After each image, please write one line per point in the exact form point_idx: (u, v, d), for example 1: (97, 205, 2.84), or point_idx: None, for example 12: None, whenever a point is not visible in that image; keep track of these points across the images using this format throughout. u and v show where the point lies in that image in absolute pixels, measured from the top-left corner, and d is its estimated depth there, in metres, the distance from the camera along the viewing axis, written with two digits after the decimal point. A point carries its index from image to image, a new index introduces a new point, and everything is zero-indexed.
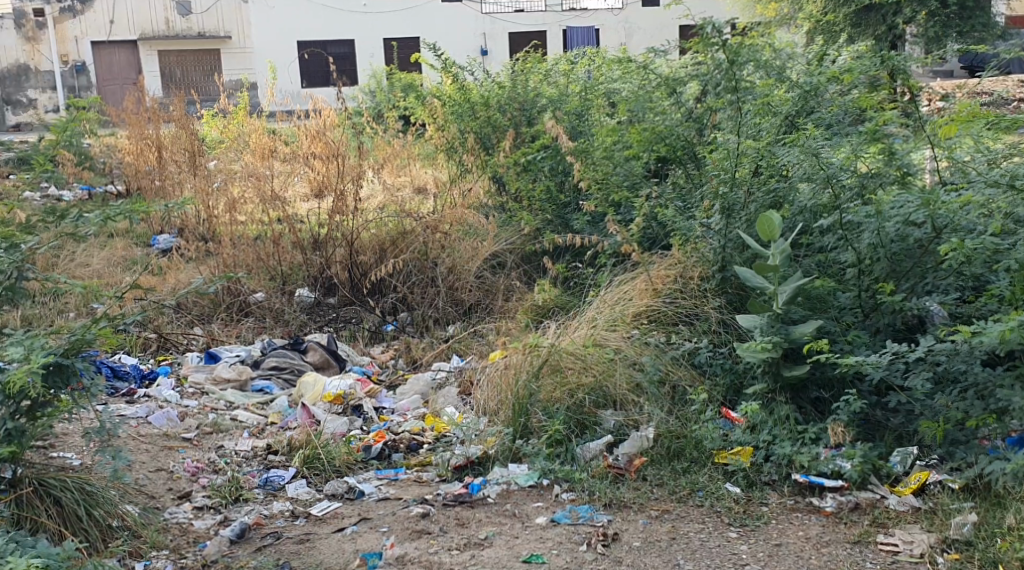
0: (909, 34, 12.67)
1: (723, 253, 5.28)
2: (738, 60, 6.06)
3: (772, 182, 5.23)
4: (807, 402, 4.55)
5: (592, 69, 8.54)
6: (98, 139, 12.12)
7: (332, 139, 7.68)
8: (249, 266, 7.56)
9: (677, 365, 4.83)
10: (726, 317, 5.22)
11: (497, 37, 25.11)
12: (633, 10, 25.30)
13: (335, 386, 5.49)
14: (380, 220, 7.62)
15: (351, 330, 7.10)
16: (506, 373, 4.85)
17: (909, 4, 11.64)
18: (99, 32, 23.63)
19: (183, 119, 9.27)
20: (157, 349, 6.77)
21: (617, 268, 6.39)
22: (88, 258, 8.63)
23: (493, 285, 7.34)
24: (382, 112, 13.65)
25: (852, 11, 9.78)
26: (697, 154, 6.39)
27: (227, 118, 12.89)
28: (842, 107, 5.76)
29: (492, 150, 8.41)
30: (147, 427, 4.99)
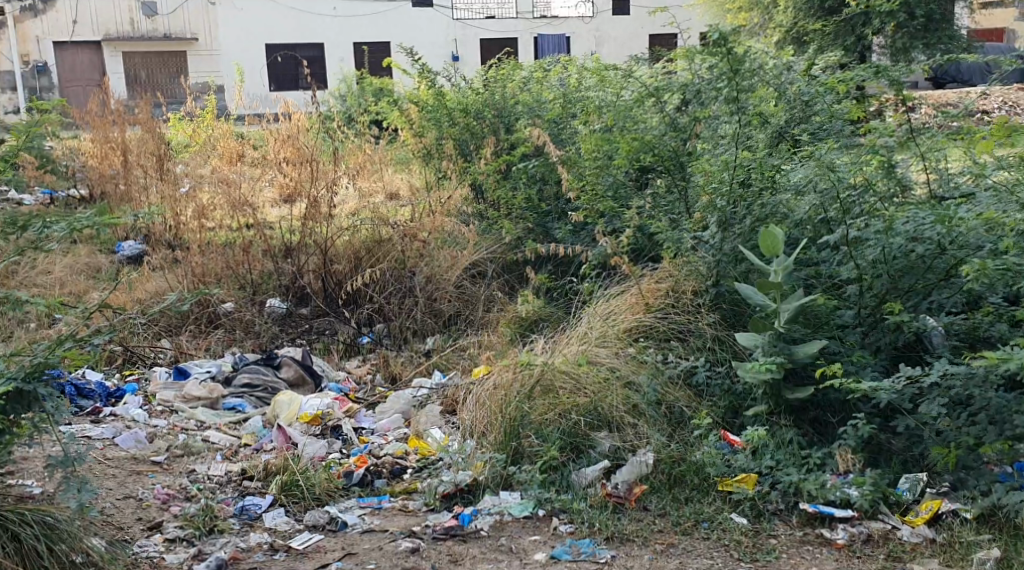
0: (876, 44, 12.84)
1: (717, 267, 5.07)
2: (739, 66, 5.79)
3: (770, 195, 5.03)
4: (808, 424, 4.37)
5: (567, 76, 8.32)
6: (59, 141, 11.74)
7: (303, 145, 7.50)
8: (218, 276, 7.32)
9: (673, 385, 4.63)
10: (723, 334, 4.99)
11: (468, 42, 25.16)
12: (603, 18, 25.79)
13: (313, 405, 5.24)
14: (354, 225, 7.39)
15: (324, 343, 6.85)
16: (494, 394, 4.62)
17: (876, 13, 11.76)
18: (60, 33, 22.85)
19: (148, 122, 8.92)
20: (122, 362, 6.51)
21: (603, 280, 6.21)
22: (49, 266, 8.29)
23: (474, 295, 7.09)
24: (351, 115, 13.45)
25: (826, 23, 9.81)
26: (685, 163, 6.15)
27: (192, 122, 12.52)
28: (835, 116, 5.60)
29: (471, 156, 8.21)
30: (113, 450, 4.72)
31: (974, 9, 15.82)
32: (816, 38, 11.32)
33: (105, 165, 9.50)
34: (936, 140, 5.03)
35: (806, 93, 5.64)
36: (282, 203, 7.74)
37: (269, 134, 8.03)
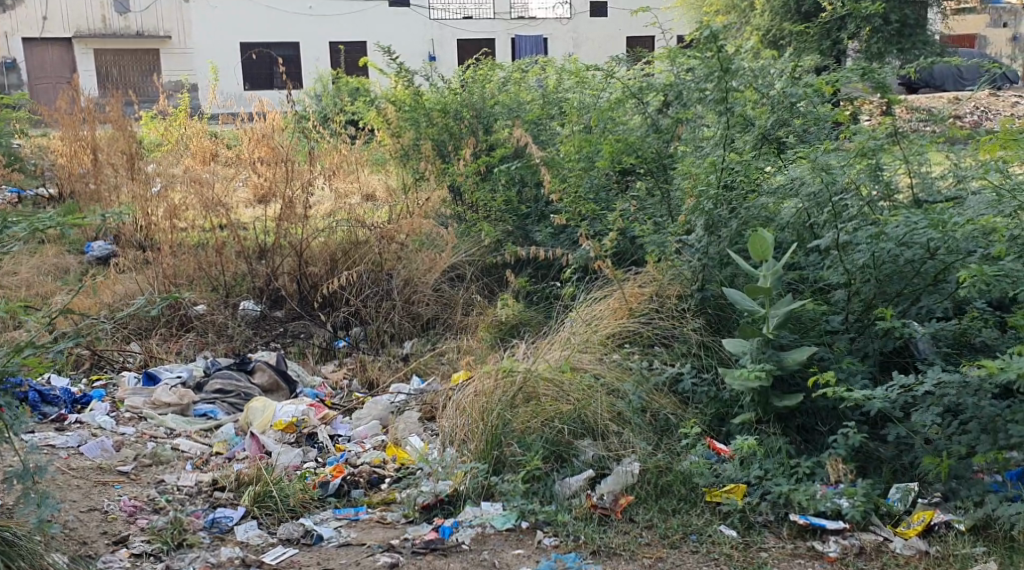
0: (852, 50, 12.92)
1: (703, 271, 4.95)
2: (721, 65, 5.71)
3: (755, 198, 4.91)
4: (797, 432, 4.28)
5: (546, 78, 8.28)
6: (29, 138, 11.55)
7: (278, 144, 7.26)
8: (190, 277, 7.14)
9: (659, 393, 4.52)
10: (708, 339, 4.89)
11: (445, 43, 25.09)
12: (580, 20, 25.76)
13: (287, 412, 5.10)
14: (330, 227, 7.21)
15: (300, 346, 6.70)
16: (474, 401, 4.48)
17: (851, 19, 11.84)
18: (31, 29, 22.61)
19: (120, 120, 8.72)
20: (91, 367, 6.35)
21: (583, 283, 6.09)
22: (16, 266, 8.11)
23: (452, 298, 6.98)
24: (327, 114, 13.31)
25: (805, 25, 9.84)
26: (668, 166, 6.08)
27: (164, 121, 12.30)
28: (820, 120, 5.50)
29: (449, 157, 8.06)
30: (78, 459, 4.58)
31: (948, 14, 15.95)
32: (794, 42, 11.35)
33: (74, 164, 9.28)
34: (922, 142, 4.97)
35: (792, 95, 5.44)
36: (257, 203, 7.48)
37: (242, 134, 7.87)
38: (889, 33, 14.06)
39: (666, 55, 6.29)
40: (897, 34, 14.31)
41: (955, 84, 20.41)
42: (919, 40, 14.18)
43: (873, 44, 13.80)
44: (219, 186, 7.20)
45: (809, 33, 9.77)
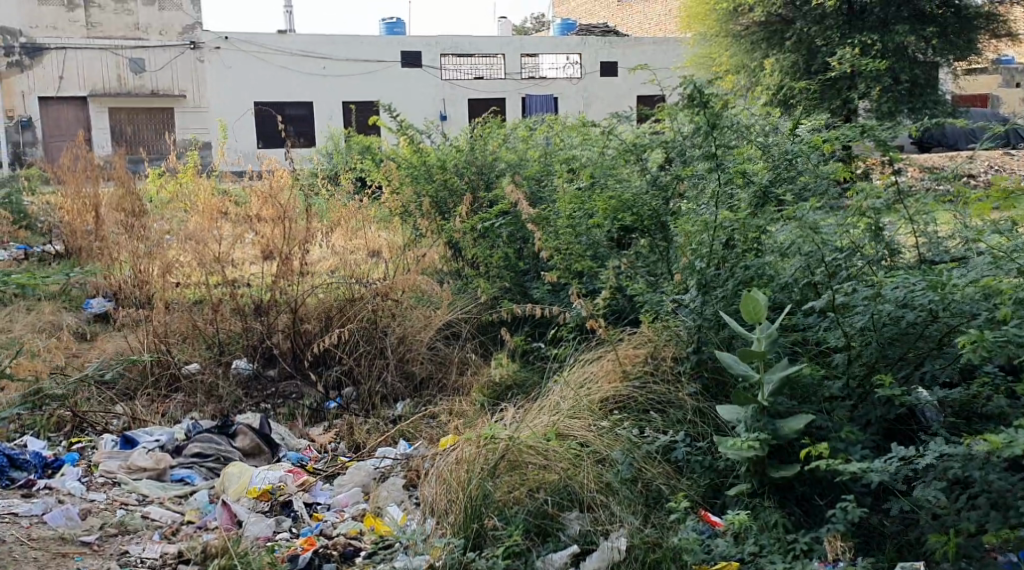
0: (861, 109, 12.90)
1: (698, 332, 4.71)
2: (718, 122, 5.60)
3: (755, 256, 4.73)
4: (795, 504, 4.04)
5: (553, 136, 8.17)
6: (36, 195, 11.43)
7: (281, 201, 7.08)
8: (184, 335, 6.90)
9: (651, 461, 4.28)
10: (704, 405, 4.66)
11: (456, 102, 25.22)
12: (591, 80, 26.15)
13: (263, 478, 4.90)
14: (329, 283, 7.00)
15: (289, 408, 6.46)
16: (456, 469, 4.26)
17: (860, 78, 11.83)
18: (48, 87, 22.04)
19: (123, 178, 8.56)
20: (72, 431, 6.11)
21: (580, 344, 5.82)
22: (9, 324, 7.92)
23: (447, 357, 6.75)
24: (337, 172, 13.24)
25: (814, 82, 9.76)
26: (667, 223, 5.79)
27: (172, 180, 12.15)
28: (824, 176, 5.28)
29: (449, 215, 7.80)
30: (40, 528, 4.38)
31: (959, 73, 15.91)
32: (803, 101, 11.30)
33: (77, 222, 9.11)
34: (926, 202, 4.77)
35: (791, 151, 5.37)
36: (260, 260, 7.30)
37: (249, 191, 7.57)
38: (898, 93, 14.11)
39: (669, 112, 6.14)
40: (907, 95, 14.34)
41: (967, 142, 20.39)
42: (930, 100, 14.16)
43: (883, 102, 13.84)
44: (219, 244, 7.00)
45: (816, 92, 9.72)
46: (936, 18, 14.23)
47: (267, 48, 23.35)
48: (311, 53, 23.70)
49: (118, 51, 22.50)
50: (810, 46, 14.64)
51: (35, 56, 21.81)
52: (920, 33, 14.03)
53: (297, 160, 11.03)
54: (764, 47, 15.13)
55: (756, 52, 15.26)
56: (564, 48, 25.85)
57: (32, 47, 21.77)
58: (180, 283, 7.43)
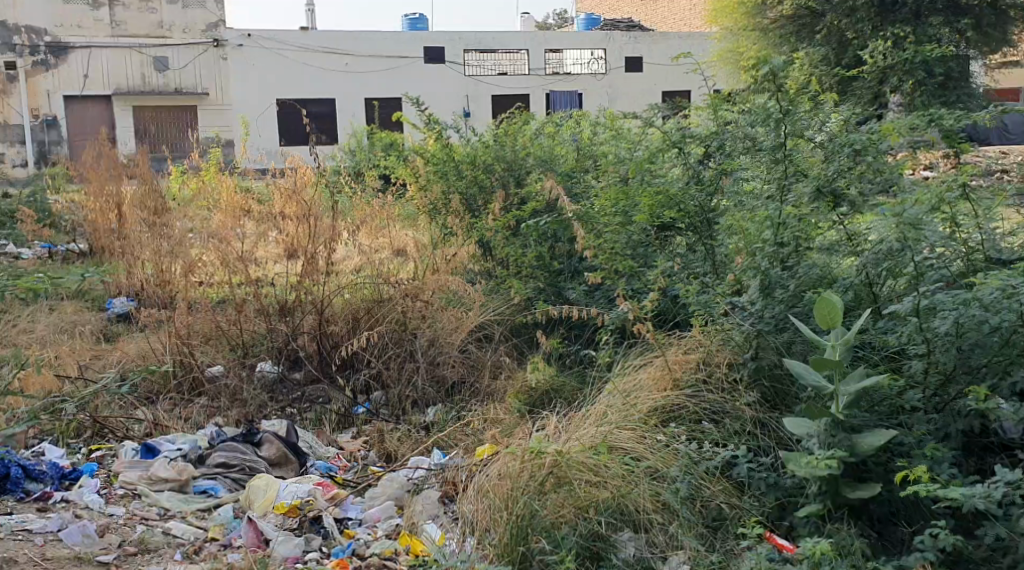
0: (894, 103, 12.52)
1: (756, 338, 4.45)
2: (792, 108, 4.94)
3: (810, 256, 4.52)
4: (871, 526, 3.81)
5: (582, 131, 7.81)
6: (62, 194, 11.18)
7: (305, 199, 6.79)
8: (206, 337, 6.59)
9: (712, 479, 4.08)
10: (764, 416, 4.38)
11: (480, 98, 24.88)
12: (616, 76, 25.67)
13: (291, 493, 4.62)
14: (355, 283, 6.73)
15: (316, 413, 6.16)
16: (499, 485, 4.00)
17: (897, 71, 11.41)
18: (72, 85, 21.93)
19: (145, 176, 8.24)
20: (92, 437, 5.80)
21: (621, 347, 5.56)
22: (31, 323, 7.67)
23: (478, 361, 6.41)
24: (361, 170, 12.95)
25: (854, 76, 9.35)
26: (713, 220, 5.54)
27: (195, 178, 11.84)
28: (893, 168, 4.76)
29: (479, 212, 7.50)
30: (55, 547, 4.19)
31: (993, 65, 15.48)
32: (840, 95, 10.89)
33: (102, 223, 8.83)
34: (1000, 198, 4.45)
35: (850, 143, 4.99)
36: (285, 259, 6.85)
37: (272, 187, 7.18)
38: (934, 86, 13.63)
39: (709, 105, 5.83)
40: (942, 88, 13.92)
41: (1000, 137, 19.83)
42: (965, 94, 13.74)
43: (917, 96, 13.42)
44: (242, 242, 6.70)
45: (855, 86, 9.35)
46: (970, 8, 13.78)
47: (290, 46, 23.16)
48: (332, 48, 23.42)
49: (142, 50, 22.31)
50: (839, 40, 14.26)
51: (59, 54, 21.70)
52: (954, 26, 13.54)
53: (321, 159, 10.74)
54: (794, 41, 14.97)
55: (786, 46, 14.84)
56: (589, 43, 25.38)
57: (56, 46, 21.65)
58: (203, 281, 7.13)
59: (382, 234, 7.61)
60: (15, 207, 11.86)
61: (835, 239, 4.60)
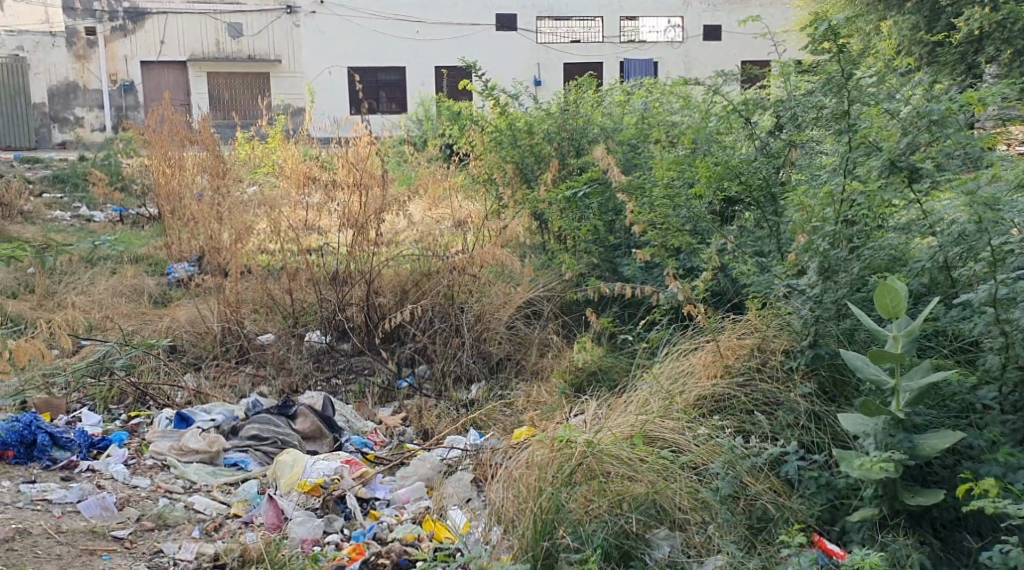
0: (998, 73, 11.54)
1: (815, 323, 4.17)
2: (867, 76, 4.56)
3: (879, 237, 4.18)
4: (933, 533, 3.63)
5: (650, 100, 7.39)
6: (132, 156, 11.18)
7: (366, 168, 6.47)
8: (259, 307, 6.52)
9: (757, 476, 3.89)
10: (820, 409, 4.10)
11: (551, 67, 24.09)
12: (693, 44, 24.57)
13: (317, 471, 4.45)
14: (408, 255, 6.49)
15: (360, 384, 5.97)
16: (526, 474, 3.90)
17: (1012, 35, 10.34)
18: (148, 51, 22.18)
19: (209, 142, 8.10)
20: (133, 403, 5.56)
21: (675, 328, 5.28)
22: (88, 281, 7.63)
23: (527, 338, 6.14)
24: (428, 139, 12.66)
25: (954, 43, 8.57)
26: (778, 195, 5.21)
27: (263, 145, 11.69)
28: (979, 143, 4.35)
29: (534, 182, 7.19)
30: (72, 519, 4.12)
31: None
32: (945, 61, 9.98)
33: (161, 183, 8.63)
34: None
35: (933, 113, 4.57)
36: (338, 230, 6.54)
37: (338, 155, 6.87)
38: None
39: (780, 72, 5.46)
40: None
41: None
42: None
43: None
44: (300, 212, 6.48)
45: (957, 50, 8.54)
46: None
47: (363, 13, 22.91)
48: (404, 16, 23.12)
49: (217, 16, 22.34)
50: None
51: (137, 20, 21.92)
52: None
53: (385, 127, 10.49)
54: None
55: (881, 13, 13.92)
56: (665, 10, 24.38)
57: (134, 12, 21.87)
58: (261, 248, 6.85)
59: (443, 203, 7.71)
60: (87, 170, 11.89)
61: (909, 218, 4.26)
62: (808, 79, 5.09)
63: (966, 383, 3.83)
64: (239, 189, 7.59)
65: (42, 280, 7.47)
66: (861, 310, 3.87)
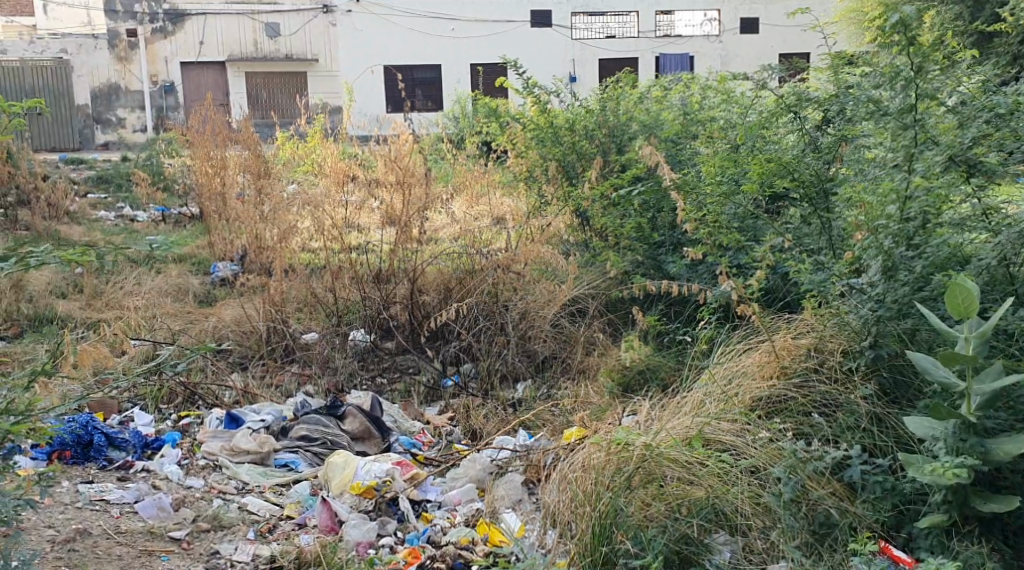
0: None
1: (875, 323, 4.12)
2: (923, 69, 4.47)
3: (940, 233, 4.06)
4: (1004, 540, 3.61)
5: (690, 95, 7.27)
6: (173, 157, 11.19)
7: (407, 164, 6.44)
8: (303, 305, 6.44)
9: (820, 480, 3.86)
10: (881, 411, 4.07)
11: (587, 64, 23.97)
12: (730, 37, 24.31)
13: (368, 472, 4.42)
14: (450, 251, 6.37)
15: (405, 383, 5.89)
16: (583, 476, 3.92)
17: None
18: (188, 52, 22.33)
19: (250, 141, 8.08)
20: (183, 403, 5.55)
21: (725, 327, 5.19)
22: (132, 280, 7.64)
23: (572, 336, 6.04)
24: (465, 138, 12.55)
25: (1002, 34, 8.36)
26: (829, 191, 5.09)
27: (302, 145, 11.65)
28: None
29: (577, 180, 6.92)
30: (130, 520, 4.13)
31: None
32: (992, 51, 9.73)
33: (203, 182, 8.62)
34: None
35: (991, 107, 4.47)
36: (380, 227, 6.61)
37: (378, 153, 6.95)
38: None
39: (829, 65, 5.35)
40: None
41: None
42: None
43: None
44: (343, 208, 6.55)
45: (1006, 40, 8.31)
46: None
47: (398, 11, 22.90)
48: (439, 14, 23.10)
49: (255, 16, 22.45)
50: None
51: (177, 21, 22.09)
52: None
53: (424, 124, 10.41)
54: None
55: None
56: (701, 4, 24.13)
57: (174, 13, 22.03)
58: (304, 246, 6.75)
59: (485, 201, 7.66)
60: (130, 170, 11.95)
61: (968, 214, 4.17)
62: (859, 73, 4.98)
63: None
64: (282, 187, 7.56)
65: (90, 280, 7.51)
66: (928, 310, 3.85)
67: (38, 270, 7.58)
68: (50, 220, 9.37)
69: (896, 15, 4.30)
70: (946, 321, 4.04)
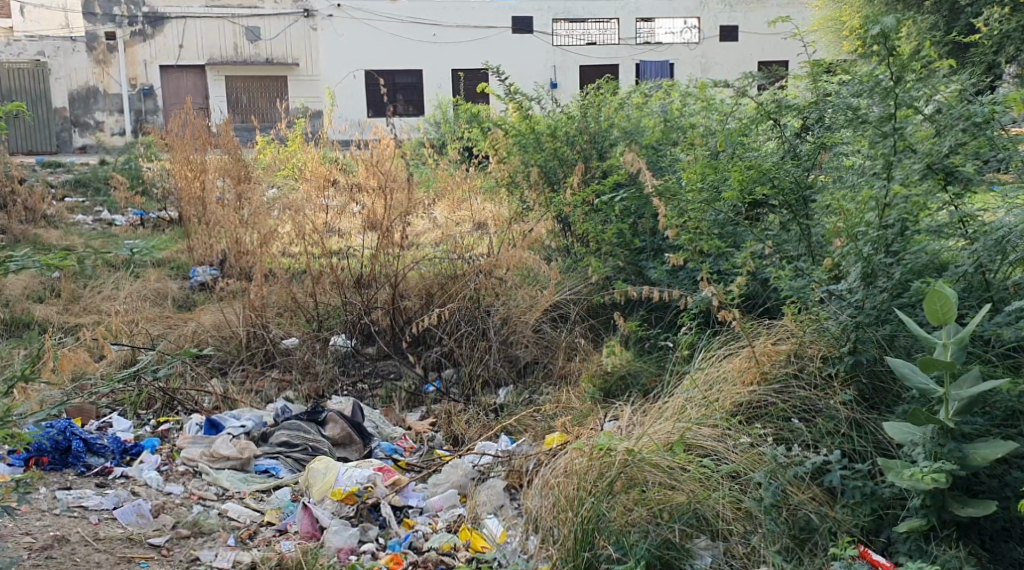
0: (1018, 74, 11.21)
1: (855, 329, 4.16)
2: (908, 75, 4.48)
3: (920, 240, 4.11)
4: (980, 543, 3.66)
5: (670, 102, 7.22)
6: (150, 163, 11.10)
7: (386, 169, 6.36)
8: (282, 309, 6.37)
9: (801, 485, 3.90)
10: (860, 416, 4.11)
11: (567, 70, 23.94)
12: (710, 45, 24.25)
13: (350, 477, 4.43)
14: (431, 256, 6.29)
15: (387, 388, 5.90)
16: (565, 482, 3.94)
17: None
18: (167, 56, 22.20)
19: (230, 145, 8.02)
20: (162, 409, 5.51)
21: (706, 333, 5.21)
22: (109, 284, 7.57)
23: (554, 341, 6.01)
24: (445, 143, 12.48)
25: None
26: (809, 199, 5.12)
27: (282, 148, 11.57)
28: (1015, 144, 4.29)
29: (559, 186, 6.96)
30: (109, 526, 4.11)
31: None
32: None
33: (183, 186, 8.57)
34: None
35: None
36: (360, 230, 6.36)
37: (357, 158, 6.86)
38: None
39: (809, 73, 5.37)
40: None
41: None
42: None
43: None
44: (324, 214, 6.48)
45: None
46: None
47: (379, 16, 22.89)
48: (421, 19, 23.20)
49: (235, 20, 22.38)
50: None
51: (156, 25, 21.97)
52: None
53: (404, 130, 10.34)
54: None
55: None
56: (682, 12, 24.07)
57: (154, 17, 21.93)
58: (284, 251, 6.70)
59: (465, 207, 7.65)
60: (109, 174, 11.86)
61: (946, 221, 4.20)
62: (841, 81, 5.01)
63: (1015, 391, 3.80)
64: (261, 191, 7.52)
65: (67, 284, 7.43)
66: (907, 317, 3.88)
67: (16, 275, 7.51)
68: (27, 224, 9.27)
69: (877, 27, 4.33)
70: (926, 329, 4.08)
